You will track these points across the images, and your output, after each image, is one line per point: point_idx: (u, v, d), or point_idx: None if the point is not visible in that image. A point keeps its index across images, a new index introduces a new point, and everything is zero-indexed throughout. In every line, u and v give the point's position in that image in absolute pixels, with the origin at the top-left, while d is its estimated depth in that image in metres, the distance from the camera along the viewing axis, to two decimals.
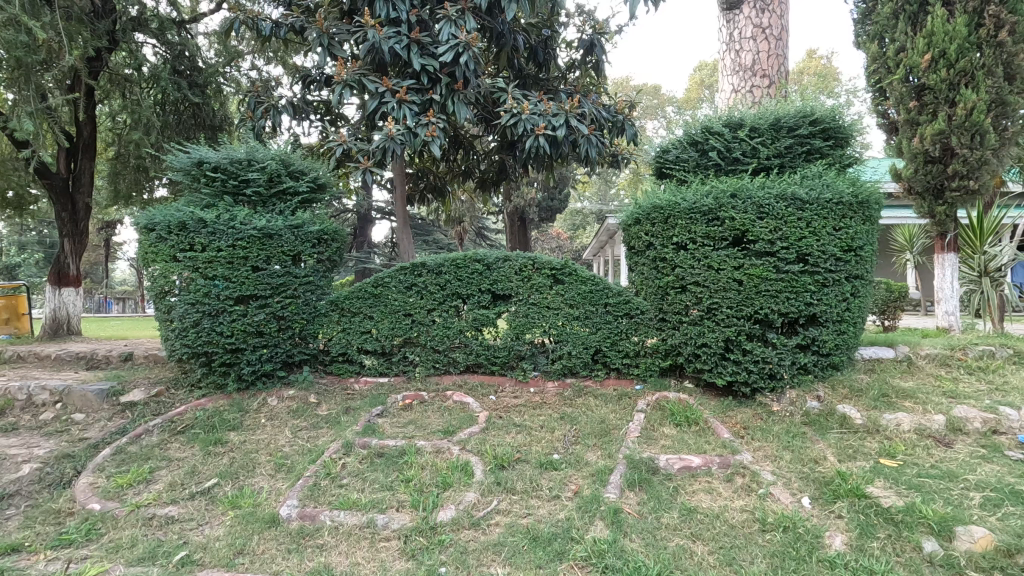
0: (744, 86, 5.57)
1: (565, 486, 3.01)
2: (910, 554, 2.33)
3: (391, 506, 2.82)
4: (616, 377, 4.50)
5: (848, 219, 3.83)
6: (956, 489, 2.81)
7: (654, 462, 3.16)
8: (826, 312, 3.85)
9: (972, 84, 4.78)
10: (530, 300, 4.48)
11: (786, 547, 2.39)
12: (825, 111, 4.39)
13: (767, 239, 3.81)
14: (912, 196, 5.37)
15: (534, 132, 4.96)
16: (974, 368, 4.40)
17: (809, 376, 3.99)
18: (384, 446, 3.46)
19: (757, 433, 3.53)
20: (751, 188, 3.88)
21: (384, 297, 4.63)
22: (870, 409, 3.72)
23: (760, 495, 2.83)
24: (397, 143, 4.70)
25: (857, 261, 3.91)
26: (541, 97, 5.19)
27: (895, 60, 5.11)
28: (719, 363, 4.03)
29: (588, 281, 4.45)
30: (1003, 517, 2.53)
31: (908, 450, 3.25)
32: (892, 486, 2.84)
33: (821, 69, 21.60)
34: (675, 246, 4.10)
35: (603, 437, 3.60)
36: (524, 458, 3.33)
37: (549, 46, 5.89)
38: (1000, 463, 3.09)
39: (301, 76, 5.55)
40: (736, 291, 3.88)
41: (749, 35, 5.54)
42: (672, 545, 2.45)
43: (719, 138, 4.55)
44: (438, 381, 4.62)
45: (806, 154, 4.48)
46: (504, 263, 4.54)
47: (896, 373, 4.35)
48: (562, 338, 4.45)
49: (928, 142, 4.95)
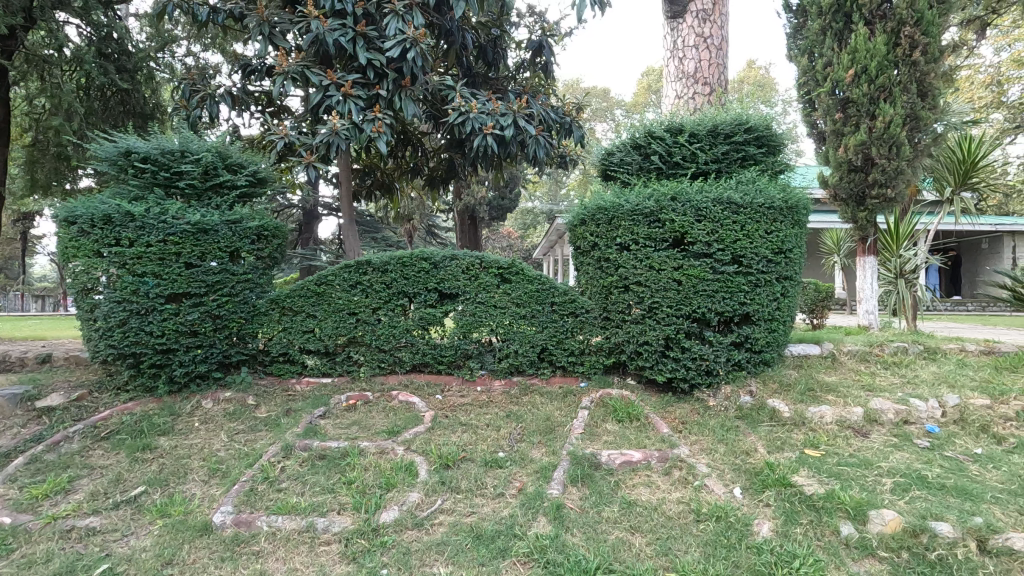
0: (687, 93, 5.78)
1: (509, 484, 3.04)
2: (829, 538, 2.49)
3: (332, 509, 2.76)
4: (562, 375, 4.58)
5: (779, 223, 4.04)
6: (870, 475, 3.02)
7: (596, 458, 3.23)
8: (758, 311, 4.04)
9: (890, 99, 5.15)
10: (477, 299, 4.49)
11: (718, 536, 2.50)
12: (759, 120, 4.59)
13: (705, 241, 3.97)
14: (837, 203, 5.73)
15: (482, 131, 4.94)
16: (890, 362, 4.74)
17: (742, 371, 4.19)
18: (326, 448, 3.40)
19: (694, 427, 3.68)
20: (690, 192, 4.02)
21: (327, 295, 4.53)
22: (797, 403, 3.95)
23: (696, 487, 2.95)
24: (341, 138, 4.61)
25: (787, 263, 4.13)
26: (489, 97, 5.18)
27: (823, 74, 5.43)
28: (660, 361, 4.17)
29: (535, 280, 4.50)
30: (910, 500, 2.75)
31: (830, 440, 3.48)
32: (815, 474, 3.03)
33: (759, 78, 22.84)
34: (619, 247, 4.21)
35: (547, 434, 3.66)
36: (469, 456, 3.34)
37: (498, 46, 5.92)
38: (910, 451, 3.35)
39: (241, 65, 5.33)
40: (675, 290, 4.03)
41: (691, 43, 5.74)
42: (612, 538, 2.52)
43: (661, 143, 4.72)
44: (383, 381, 4.58)
45: (742, 161, 4.69)
46: (451, 262, 4.53)
47: (821, 368, 4.64)
48: (509, 337, 4.49)
49: (851, 152, 5.31)
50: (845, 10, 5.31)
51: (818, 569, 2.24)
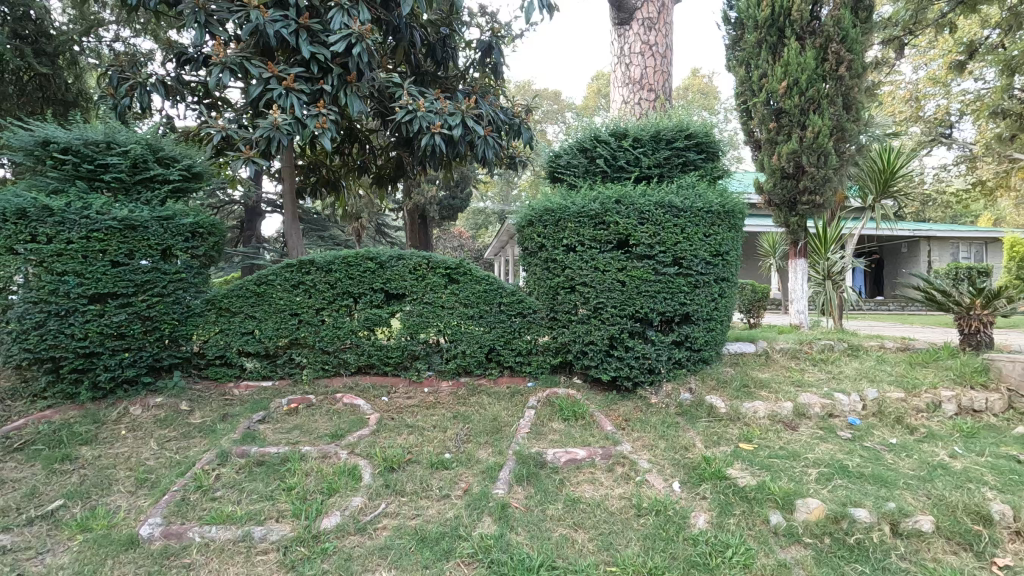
0: (633, 98, 5.92)
1: (455, 485, 3.03)
2: (760, 527, 2.62)
3: (270, 517, 2.66)
4: (509, 375, 4.60)
5: (717, 227, 4.20)
6: (798, 466, 3.20)
7: (542, 456, 3.27)
8: (697, 312, 4.20)
9: (819, 111, 5.46)
10: (424, 300, 4.45)
11: (657, 529, 2.58)
12: (699, 127, 4.76)
13: (648, 243, 4.08)
14: (772, 208, 6.02)
15: (429, 130, 4.88)
16: (817, 359, 5.02)
17: (682, 369, 4.35)
18: (265, 454, 3.28)
19: (637, 424, 3.79)
20: (634, 195, 4.13)
21: (267, 295, 4.39)
22: (733, 399, 4.13)
23: (637, 483, 3.04)
24: (283, 133, 4.45)
25: (724, 265, 4.30)
26: (437, 96, 5.14)
27: (759, 85, 5.70)
28: (605, 360, 4.25)
29: (482, 281, 4.50)
30: (833, 488, 2.93)
31: (762, 434, 3.65)
32: (748, 467, 3.17)
33: (702, 87, 23.75)
34: (565, 248, 4.28)
35: (494, 434, 3.67)
36: (415, 459, 3.31)
37: (447, 46, 5.89)
38: (834, 442, 3.57)
39: (176, 54, 5.07)
40: (619, 291, 4.12)
41: (637, 50, 5.90)
42: (556, 535, 2.56)
43: (606, 147, 4.83)
44: (327, 384, 4.47)
45: (683, 166, 4.85)
46: (398, 262, 4.46)
47: (756, 365, 4.87)
48: (457, 338, 4.47)
49: (784, 160, 5.60)
50: (778, 25, 5.59)
51: (749, 557, 2.35)
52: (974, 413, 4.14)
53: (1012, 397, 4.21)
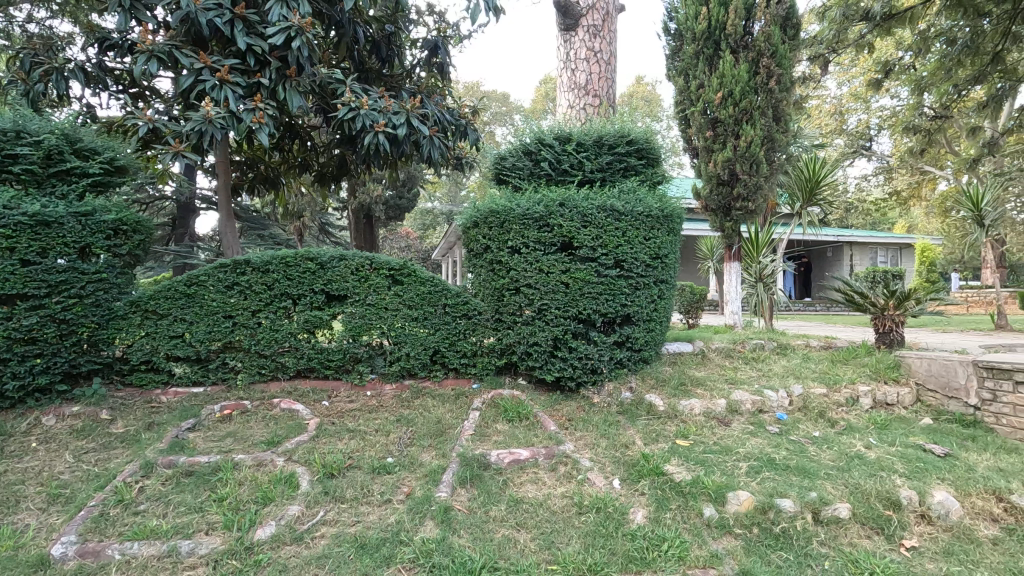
0: (578, 103, 6.03)
1: (397, 490, 2.98)
2: (694, 520, 2.72)
3: (199, 530, 2.53)
4: (454, 377, 4.57)
5: (656, 231, 4.34)
6: (730, 460, 3.35)
7: (485, 458, 3.27)
8: (637, 313, 4.31)
9: (751, 121, 5.75)
10: (367, 301, 4.35)
11: (598, 526, 2.64)
12: (640, 134, 4.90)
13: (590, 246, 4.16)
14: (708, 213, 6.28)
15: (373, 129, 4.78)
16: (749, 358, 5.28)
17: (623, 369, 4.46)
18: (194, 464, 3.12)
19: (579, 424, 3.86)
20: (577, 198, 4.20)
21: (198, 297, 4.18)
22: (671, 397, 4.27)
23: (579, 481, 3.09)
24: (216, 127, 4.24)
25: (663, 268, 4.45)
26: (382, 94, 5.04)
27: (696, 95, 5.94)
28: (549, 361, 4.29)
29: (427, 282, 4.45)
30: (762, 480, 3.08)
31: (698, 430, 3.80)
32: (684, 462, 3.29)
33: (645, 95, 24.54)
34: (510, 250, 4.29)
35: (438, 436, 3.64)
36: (356, 464, 3.24)
37: (392, 44, 5.79)
38: (763, 437, 3.76)
39: (97, 38, 4.74)
40: (563, 292, 4.17)
41: (582, 56, 6.01)
42: (498, 536, 2.56)
43: (550, 150, 4.90)
44: (263, 389, 4.30)
45: (624, 171, 4.97)
46: (339, 262, 4.35)
47: (692, 364, 5.07)
48: (400, 340, 4.40)
49: (720, 167, 5.86)
50: (715, 38, 5.83)
51: (683, 550, 2.43)
52: (887, 407, 4.46)
53: (920, 391, 4.56)
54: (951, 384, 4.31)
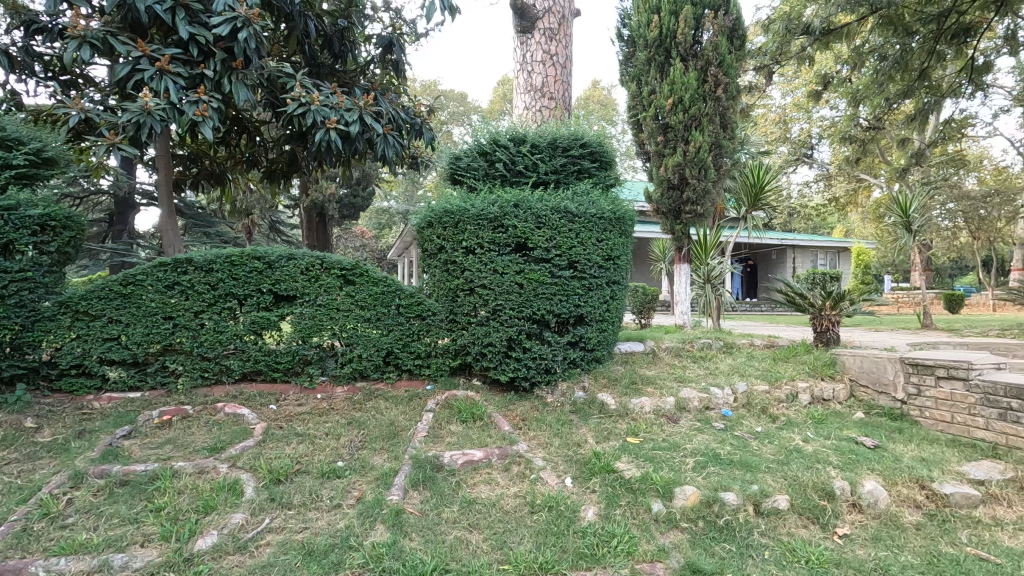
0: (534, 105, 6.07)
1: (347, 494, 2.92)
2: (642, 515, 2.78)
3: (134, 542, 2.40)
4: (407, 379, 4.52)
5: (608, 232, 4.42)
6: (678, 456, 3.44)
7: (438, 459, 3.25)
8: (590, 313, 4.37)
9: (699, 128, 5.94)
10: (317, 302, 4.24)
11: (549, 524, 2.66)
12: (594, 137, 4.98)
13: (544, 247, 4.19)
14: (660, 216, 6.44)
15: (324, 125, 4.66)
16: (697, 357, 5.45)
17: (577, 368, 4.52)
18: (130, 473, 2.96)
19: (533, 424, 3.88)
20: (531, 199, 4.23)
21: (136, 297, 3.98)
22: (623, 395, 4.35)
23: (532, 480, 3.11)
24: (155, 120, 4.03)
25: (615, 269, 4.53)
26: (334, 90, 4.92)
27: (648, 100, 6.09)
28: (503, 361, 4.29)
29: (380, 282, 4.38)
30: (707, 475, 3.18)
31: (648, 428, 3.89)
32: (634, 459, 3.37)
33: (601, 99, 25.00)
34: (465, 251, 4.28)
35: (390, 439, 3.59)
36: (305, 469, 3.15)
37: (345, 39, 5.65)
38: (709, 433, 3.88)
39: (24, 21, 4.43)
40: (517, 293, 4.18)
41: (539, 59, 6.06)
42: (450, 538, 2.55)
43: (505, 151, 4.91)
44: (207, 393, 4.13)
45: (578, 173, 5.05)
46: (288, 262, 4.22)
47: (643, 363, 5.19)
48: (353, 341, 4.32)
49: (670, 171, 6.03)
50: (665, 46, 5.99)
51: (632, 545, 2.49)
52: (824, 402, 4.70)
53: (853, 387, 4.82)
54: (881, 380, 4.55)
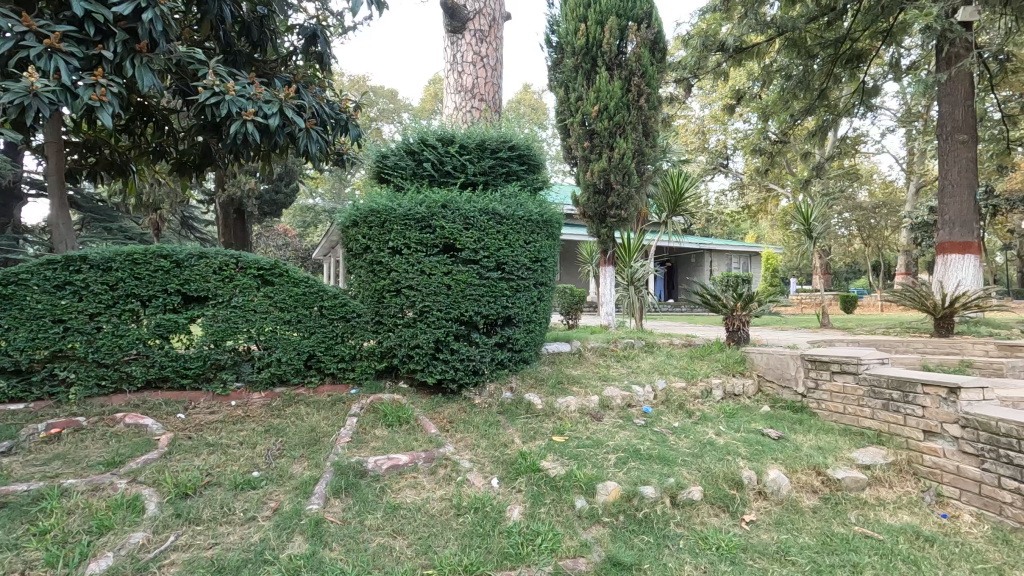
0: (465, 106, 6.05)
1: (262, 506, 2.77)
2: (567, 512, 2.83)
3: (12, 571, 2.15)
4: (330, 383, 4.37)
5: (536, 234, 4.47)
6: (601, 453, 3.54)
7: (362, 465, 3.15)
8: (518, 314, 4.41)
9: (623, 135, 6.15)
10: (232, 303, 4.00)
11: (474, 526, 2.65)
12: (522, 140, 5.03)
13: (473, 248, 4.19)
14: (586, 219, 6.61)
15: (240, 116, 4.38)
16: (620, 356, 5.64)
17: (505, 369, 4.53)
18: (9, 494, 2.66)
19: (460, 425, 3.86)
20: (459, 200, 4.22)
21: (19, 298, 3.60)
22: (549, 395, 4.42)
23: (459, 482, 3.09)
24: (43, 103, 3.64)
25: (542, 270, 4.59)
26: (252, 80, 4.66)
27: (575, 106, 6.25)
28: (430, 363, 4.23)
29: (301, 283, 4.20)
30: (628, 470, 3.30)
31: (573, 426, 3.98)
32: (559, 457, 3.43)
33: (532, 103, 25.39)
34: (391, 251, 4.19)
35: (311, 446, 3.44)
36: (215, 481, 2.96)
37: (265, 27, 5.33)
38: (630, 429, 4.03)
39: None
40: (445, 294, 4.14)
41: (469, 60, 6.05)
42: (372, 545, 2.48)
43: (433, 151, 4.87)
44: (104, 403, 3.80)
45: (506, 175, 5.08)
46: (199, 261, 3.96)
47: (570, 362, 5.31)
48: (271, 345, 4.11)
49: (596, 176, 6.21)
50: (592, 54, 6.17)
51: (556, 542, 2.53)
52: (735, 397, 5.01)
53: (761, 382, 5.17)
54: (784, 375, 4.90)
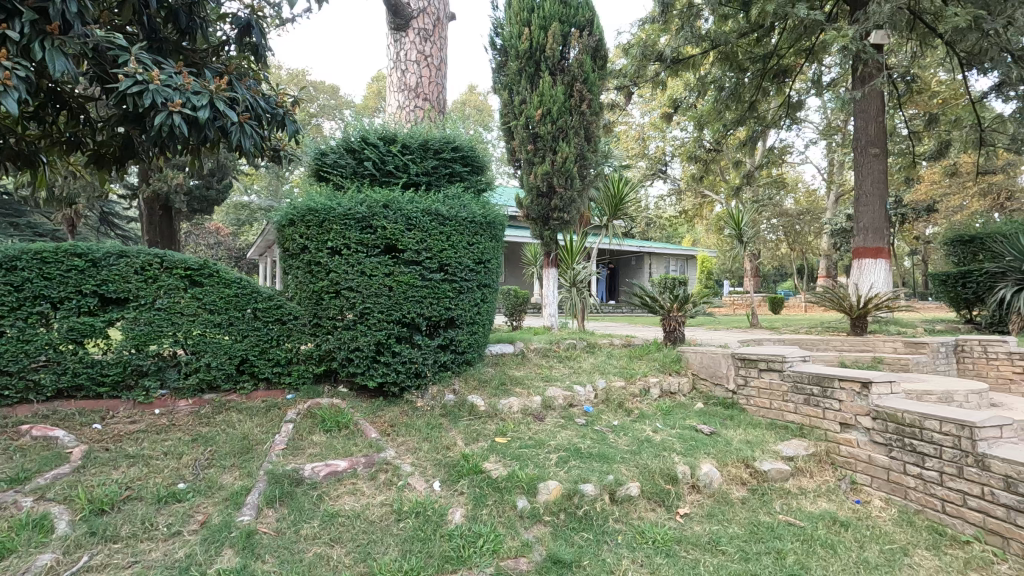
0: (409, 105, 5.97)
1: (189, 519, 2.62)
2: (508, 513, 2.84)
3: None
4: (264, 389, 4.19)
5: (479, 236, 4.47)
6: (542, 453, 3.58)
7: (298, 473, 3.03)
8: (461, 316, 4.39)
9: (566, 139, 6.25)
10: (155, 306, 3.76)
11: (416, 531, 2.62)
12: (466, 142, 5.02)
13: (415, 249, 4.13)
14: (530, 221, 6.67)
15: (166, 107, 4.12)
16: (563, 356, 5.72)
17: (448, 371, 4.50)
18: None
19: (402, 429, 3.80)
20: (401, 201, 4.15)
21: None
22: (492, 396, 4.42)
23: (400, 487, 3.04)
24: None
25: (486, 272, 4.60)
26: (179, 69, 4.39)
27: (519, 109, 6.30)
28: (371, 366, 4.14)
29: (232, 284, 4.00)
30: (568, 469, 3.35)
31: (515, 427, 4.00)
32: (501, 458, 3.44)
33: (477, 104, 25.36)
34: (330, 251, 4.07)
35: (243, 455, 3.29)
36: (136, 495, 2.78)
37: (194, 14, 4.98)
38: (571, 429, 4.09)
39: None
40: (387, 296, 4.07)
41: (413, 59, 5.97)
42: (309, 555, 2.40)
43: (374, 150, 4.77)
44: (8, 414, 3.50)
45: (450, 176, 5.05)
46: (119, 260, 3.70)
47: (513, 363, 5.34)
48: (199, 349, 3.90)
49: (539, 179, 6.27)
50: (535, 58, 6.25)
51: (497, 543, 2.53)
52: (671, 395, 5.19)
53: (695, 380, 5.38)
54: (717, 373, 5.13)
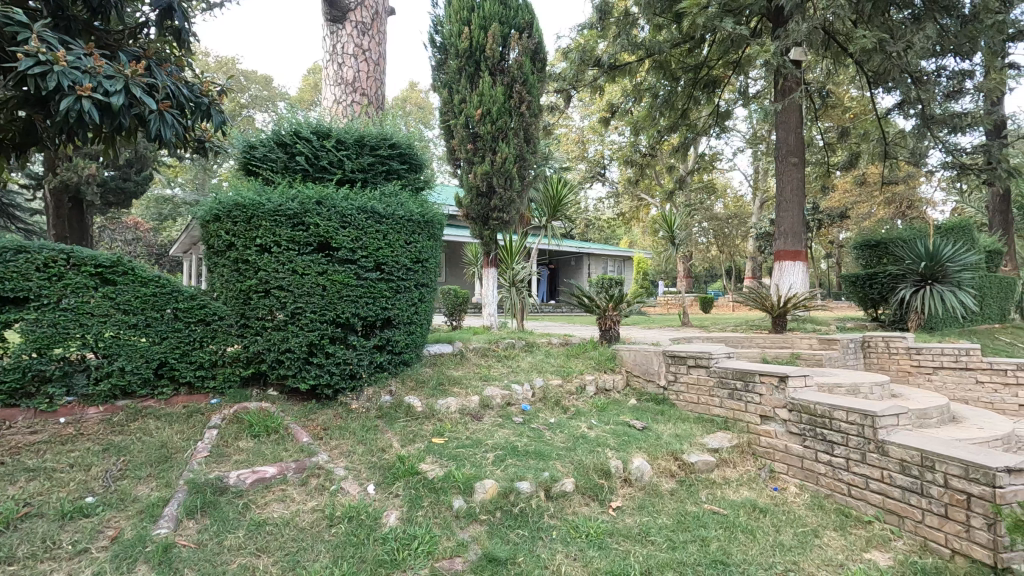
0: (345, 99, 5.82)
1: (99, 534, 2.44)
2: (444, 513, 2.83)
3: None
4: (186, 394, 3.96)
5: (416, 235, 4.42)
6: (479, 452, 3.58)
7: (221, 481, 2.88)
8: (398, 316, 4.32)
9: (505, 140, 6.27)
10: (60, 307, 3.46)
11: (348, 536, 2.55)
12: (403, 139, 4.94)
13: (350, 247, 4.02)
14: (470, 221, 6.65)
15: (73, 92, 3.77)
16: (501, 355, 5.75)
17: (384, 372, 4.41)
18: None
19: (335, 432, 3.70)
20: (335, 197, 4.02)
21: None
22: (430, 397, 4.37)
23: (332, 492, 2.96)
24: None
25: (423, 272, 4.55)
26: (89, 50, 4.04)
27: (459, 108, 6.27)
28: (303, 368, 4.00)
29: (150, 283, 3.75)
30: (505, 467, 3.37)
31: (452, 427, 3.98)
32: (438, 459, 3.41)
33: (418, 101, 24.99)
34: (259, 249, 3.90)
35: (160, 464, 3.09)
36: (37, 511, 2.55)
37: None
38: (509, 428, 4.12)
39: None
40: (320, 295, 3.94)
41: (350, 52, 5.82)
42: (233, 567, 2.29)
43: (307, 144, 4.60)
44: None
45: (386, 174, 4.96)
46: (16, 257, 3.38)
47: (451, 363, 5.30)
48: (112, 352, 3.63)
49: (479, 178, 6.27)
50: (475, 58, 6.25)
51: (432, 544, 2.51)
52: (606, 392, 5.33)
53: (629, 377, 5.55)
54: (649, 370, 5.30)
